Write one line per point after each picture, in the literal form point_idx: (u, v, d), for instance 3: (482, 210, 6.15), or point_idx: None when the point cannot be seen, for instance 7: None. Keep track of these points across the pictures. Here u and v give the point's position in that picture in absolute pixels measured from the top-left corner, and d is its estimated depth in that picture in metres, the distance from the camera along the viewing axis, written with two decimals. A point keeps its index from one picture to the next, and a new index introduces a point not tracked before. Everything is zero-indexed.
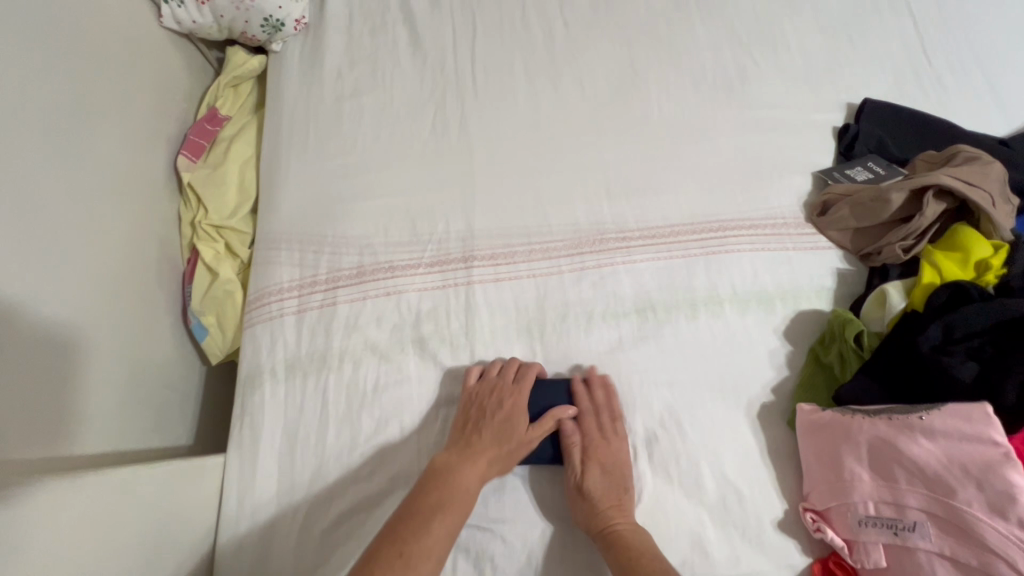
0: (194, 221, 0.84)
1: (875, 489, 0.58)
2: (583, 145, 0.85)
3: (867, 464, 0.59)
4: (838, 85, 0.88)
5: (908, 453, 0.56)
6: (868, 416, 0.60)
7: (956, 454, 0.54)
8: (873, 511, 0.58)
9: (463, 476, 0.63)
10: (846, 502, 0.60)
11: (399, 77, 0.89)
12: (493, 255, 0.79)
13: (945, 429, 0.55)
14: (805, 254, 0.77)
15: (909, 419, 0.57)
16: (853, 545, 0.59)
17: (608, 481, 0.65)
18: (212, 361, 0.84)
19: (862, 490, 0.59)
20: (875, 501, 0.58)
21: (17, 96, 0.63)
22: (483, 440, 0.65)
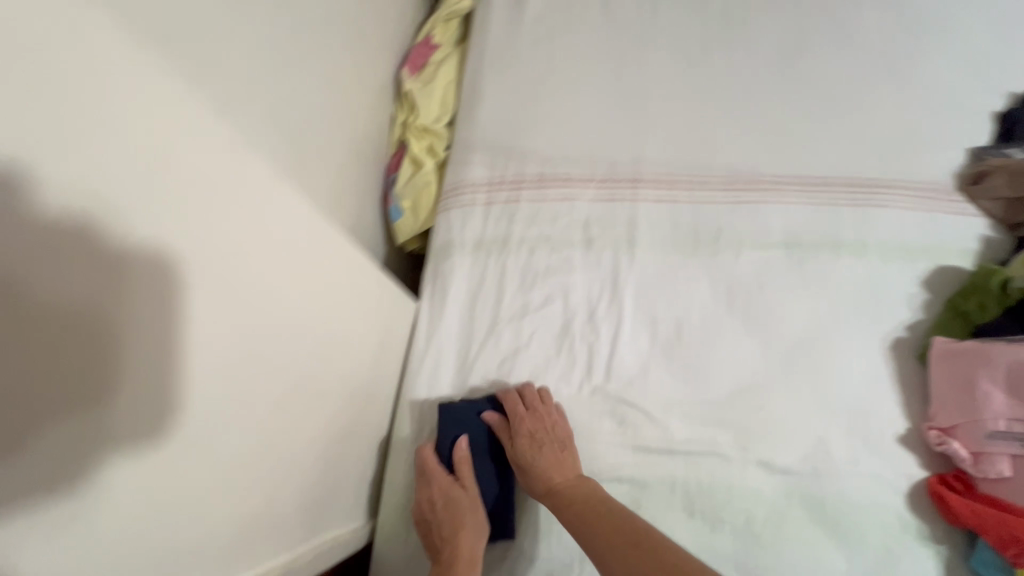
0: (406, 123, 1.02)
1: (1009, 408, 0.65)
2: (747, 100, 0.95)
3: (1003, 386, 0.66)
4: (1005, 73, 0.93)
5: None
6: (1010, 345, 0.66)
7: None
8: (1004, 427, 0.65)
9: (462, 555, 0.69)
10: (977, 419, 0.67)
11: (587, 26, 1.03)
12: (657, 180, 0.91)
13: None
14: (952, 218, 0.84)
15: None
16: (978, 457, 0.66)
17: (532, 441, 0.73)
18: (399, 241, 1.01)
19: (994, 409, 0.66)
20: (1007, 418, 0.65)
21: None
22: (452, 519, 0.72)
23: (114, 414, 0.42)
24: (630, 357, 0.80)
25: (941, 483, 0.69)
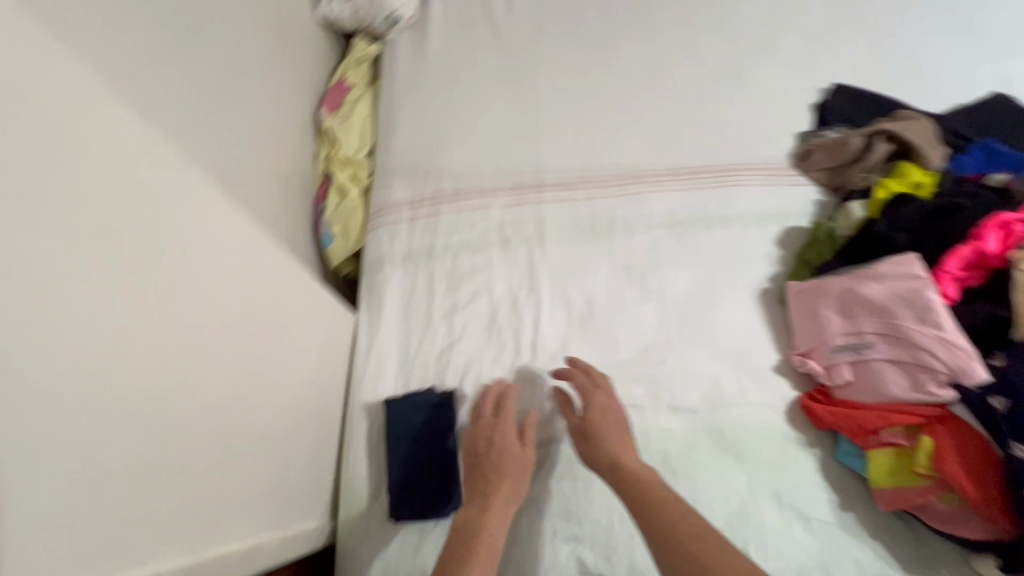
0: (329, 158, 1.11)
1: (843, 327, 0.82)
2: (623, 110, 1.12)
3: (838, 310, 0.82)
4: (815, 73, 1.17)
5: (865, 293, 0.79)
6: (837, 277, 0.84)
7: (897, 289, 0.77)
8: (842, 342, 0.81)
9: (486, 522, 0.67)
10: (824, 339, 0.83)
11: (482, 60, 1.18)
12: (556, 184, 1.05)
13: (889, 273, 0.78)
14: (791, 188, 1.03)
15: (866, 271, 0.80)
16: (830, 369, 0.82)
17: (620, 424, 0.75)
18: (333, 265, 1.08)
19: (834, 328, 0.82)
20: (844, 334, 0.81)
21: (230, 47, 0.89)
22: (487, 477, 0.73)
23: None
24: (551, 335, 0.91)
25: (809, 398, 0.84)
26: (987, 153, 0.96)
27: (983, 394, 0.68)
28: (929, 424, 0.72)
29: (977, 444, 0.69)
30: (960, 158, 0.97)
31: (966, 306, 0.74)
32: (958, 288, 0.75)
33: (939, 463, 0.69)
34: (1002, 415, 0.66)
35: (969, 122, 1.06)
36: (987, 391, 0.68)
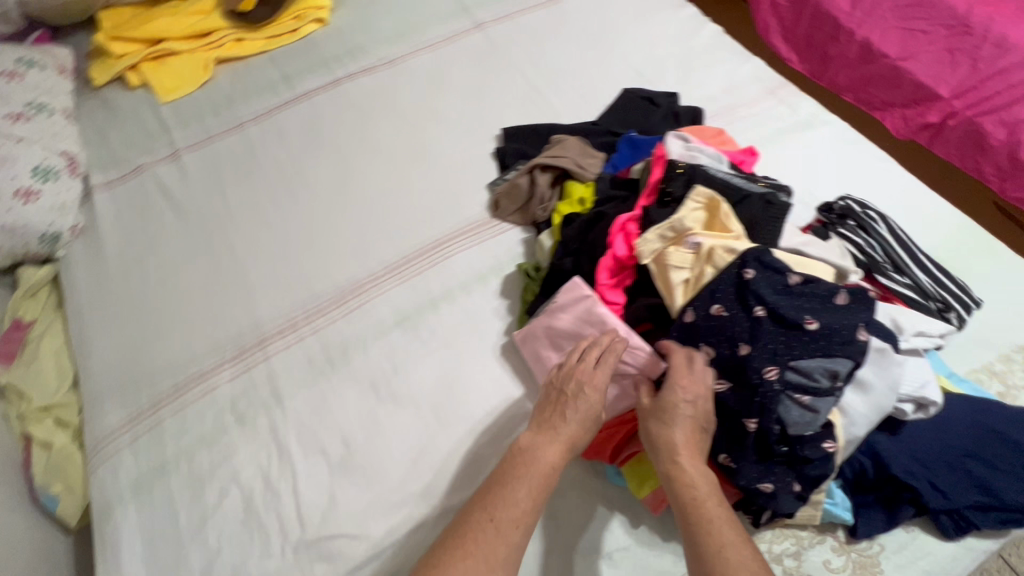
0: (21, 414, 0.97)
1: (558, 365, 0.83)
2: (324, 230, 1.12)
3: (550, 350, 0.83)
4: (487, 125, 1.26)
5: (558, 326, 0.82)
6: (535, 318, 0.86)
7: (580, 311, 0.80)
8: None
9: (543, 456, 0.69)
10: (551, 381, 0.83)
11: (169, 237, 1.12)
12: (280, 331, 1.01)
13: (570, 299, 0.82)
14: (498, 237, 1.09)
15: (552, 305, 0.84)
16: None
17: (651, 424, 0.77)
18: (72, 525, 0.94)
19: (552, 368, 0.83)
20: None
21: None
22: (565, 416, 0.71)
23: None
24: (317, 495, 0.85)
25: None
26: (630, 146, 1.09)
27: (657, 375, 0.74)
28: None
29: None
30: (613, 159, 1.08)
31: (632, 304, 0.80)
32: (620, 292, 0.82)
33: None
34: None
35: (614, 121, 1.19)
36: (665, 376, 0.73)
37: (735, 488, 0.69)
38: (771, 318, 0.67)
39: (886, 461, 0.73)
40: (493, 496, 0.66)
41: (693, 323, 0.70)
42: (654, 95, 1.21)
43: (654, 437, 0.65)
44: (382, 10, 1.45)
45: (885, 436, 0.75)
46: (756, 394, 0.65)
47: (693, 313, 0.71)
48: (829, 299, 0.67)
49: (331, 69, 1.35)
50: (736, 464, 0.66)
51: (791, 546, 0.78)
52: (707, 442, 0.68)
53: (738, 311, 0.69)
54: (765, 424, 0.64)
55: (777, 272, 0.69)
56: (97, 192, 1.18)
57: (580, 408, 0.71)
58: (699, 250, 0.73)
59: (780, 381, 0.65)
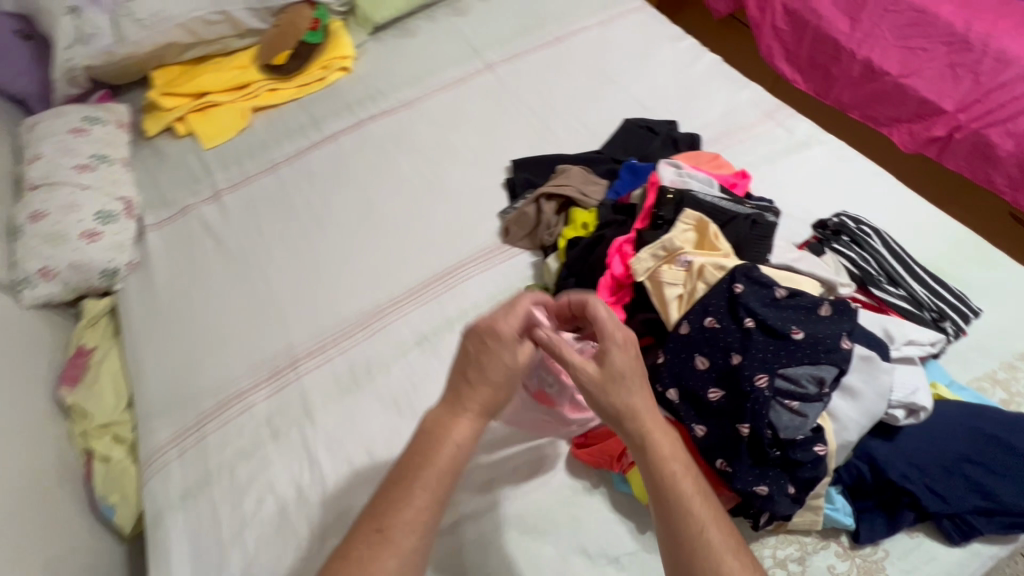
0: (83, 431, 1.08)
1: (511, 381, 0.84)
2: (350, 260, 1.22)
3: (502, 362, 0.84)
4: (498, 157, 1.36)
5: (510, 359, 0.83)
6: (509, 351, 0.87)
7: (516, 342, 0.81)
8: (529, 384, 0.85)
9: (456, 427, 0.68)
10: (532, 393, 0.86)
11: (212, 270, 1.24)
12: (310, 353, 1.10)
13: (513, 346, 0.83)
14: (508, 261, 1.16)
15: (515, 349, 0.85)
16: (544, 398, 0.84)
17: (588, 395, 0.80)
18: (127, 532, 1.04)
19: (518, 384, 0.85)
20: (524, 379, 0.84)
21: None
22: (471, 381, 0.70)
23: None
24: (345, 503, 0.93)
25: (578, 443, 0.90)
26: (631, 173, 1.16)
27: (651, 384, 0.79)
28: None
29: None
30: (615, 186, 1.16)
31: (630, 320, 0.85)
32: (619, 309, 0.86)
33: None
34: (675, 402, 0.75)
35: (615, 149, 1.27)
36: (662, 385, 0.76)
37: (732, 491, 0.71)
38: (760, 329, 0.72)
39: (882, 465, 0.76)
40: (402, 481, 0.65)
41: (688, 335, 0.76)
42: (653, 124, 1.29)
43: (621, 405, 0.66)
44: (401, 57, 1.59)
45: (880, 442, 0.78)
46: (747, 400, 0.69)
47: (687, 325, 0.76)
48: (814, 310, 0.72)
49: (355, 112, 1.48)
50: (733, 469, 0.69)
51: (795, 552, 0.80)
52: (705, 448, 0.72)
53: (729, 323, 0.74)
54: (758, 429, 0.68)
55: (765, 286, 0.74)
56: (149, 231, 1.31)
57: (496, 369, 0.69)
58: (690, 268, 0.79)
59: (771, 388, 0.69)
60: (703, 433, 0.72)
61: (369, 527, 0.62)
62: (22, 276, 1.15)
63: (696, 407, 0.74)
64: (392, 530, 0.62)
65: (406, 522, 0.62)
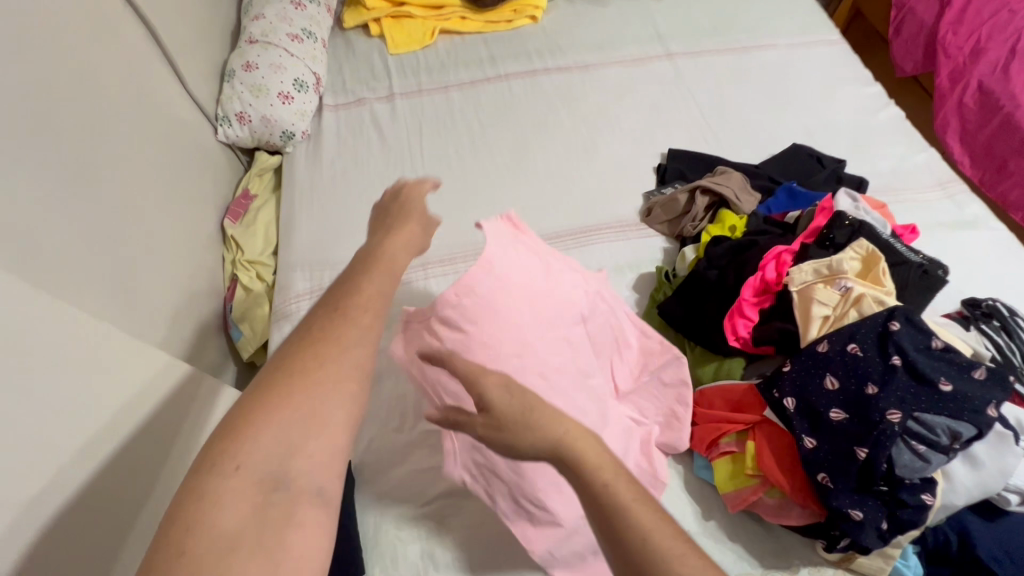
0: (234, 260, 1.23)
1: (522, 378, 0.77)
2: (495, 192, 1.30)
3: None
4: (655, 142, 1.39)
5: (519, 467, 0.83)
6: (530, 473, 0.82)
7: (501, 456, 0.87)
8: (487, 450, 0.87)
9: (387, 255, 0.67)
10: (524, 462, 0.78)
11: (373, 160, 1.36)
12: (441, 260, 1.19)
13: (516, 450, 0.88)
14: (641, 240, 1.20)
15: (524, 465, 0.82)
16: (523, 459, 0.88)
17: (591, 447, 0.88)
18: (244, 357, 1.17)
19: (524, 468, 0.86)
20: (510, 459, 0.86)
21: (137, 178, 1.00)
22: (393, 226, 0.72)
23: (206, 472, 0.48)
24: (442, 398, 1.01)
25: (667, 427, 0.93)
26: (788, 195, 1.16)
27: (767, 388, 0.84)
28: (750, 430, 0.84)
29: (786, 441, 0.80)
30: (768, 202, 1.17)
31: (764, 324, 0.89)
32: (757, 310, 0.89)
33: (760, 463, 0.81)
34: (790, 409, 0.80)
35: (777, 168, 1.27)
36: (780, 392, 0.81)
37: (820, 505, 0.75)
38: (906, 370, 0.73)
39: (975, 543, 0.74)
40: (358, 274, 0.63)
41: (826, 353, 0.79)
42: (823, 156, 1.27)
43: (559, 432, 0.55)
44: (587, 21, 1.64)
45: (980, 521, 0.77)
46: (873, 429, 0.71)
47: (827, 344, 0.79)
48: (968, 369, 0.72)
49: (533, 61, 1.54)
50: (834, 486, 0.72)
51: None
52: (811, 458, 0.75)
53: (873, 353, 0.75)
54: (875, 457, 0.70)
55: (923, 333, 0.75)
56: (326, 110, 1.45)
57: (415, 238, 0.71)
58: (848, 293, 0.80)
59: (901, 426, 0.70)
60: (813, 446, 0.76)
61: (334, 308, 0.59)
62: (222, 114, 1.31)
63: (813, 421, 0.77)
64: (338, 318, 0.58)
65: (361, 306, 0.60)
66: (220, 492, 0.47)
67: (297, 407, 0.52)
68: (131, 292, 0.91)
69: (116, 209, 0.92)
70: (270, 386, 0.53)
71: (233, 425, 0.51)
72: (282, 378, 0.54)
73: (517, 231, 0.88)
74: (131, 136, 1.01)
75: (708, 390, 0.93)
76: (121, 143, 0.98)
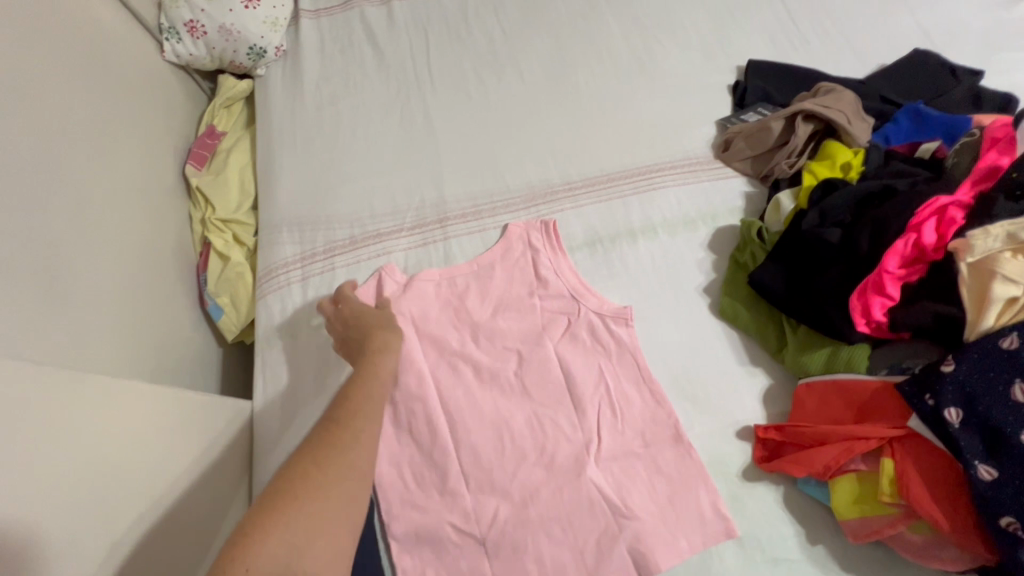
0: (204, 218, 0.98)
1: (487, 385, 0.81)
2: (526, 122, 1.02)
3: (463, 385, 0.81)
4: (728, 51, 1.08)
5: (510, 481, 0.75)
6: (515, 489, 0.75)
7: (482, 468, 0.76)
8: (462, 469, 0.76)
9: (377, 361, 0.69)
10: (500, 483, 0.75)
11: (368, 83, 1.07)
12: (463, 214, 0.94)
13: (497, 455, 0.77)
14: (717, 183, 0.94)
15: (506, 478, 0.75)
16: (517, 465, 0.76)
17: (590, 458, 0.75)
18: (229, 339, 0.96)
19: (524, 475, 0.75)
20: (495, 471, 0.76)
21: (45, 113, 0.74)
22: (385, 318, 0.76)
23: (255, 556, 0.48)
24: (410, 377, 0.80)
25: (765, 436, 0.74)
26: (913, 118, 0.89)
27: (916, 391, 0.62)
28: (886, 445, 0.65)
29: (941, 465, 0.61)
30: (885, 129, 0.90)
31: (908, 305, 0.67)
32: (901, 286, 0.67)
33: (903, 491, 0.62)
34: (954, 425, 0.59)
35: (892, 86, 0.99)
36: (937, 399, 0.60)
37: (994, 551, 0.57)
38: None
39: None
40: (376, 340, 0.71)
41: (1015, 353, 0.57)
42: (956, 66, 0.98)
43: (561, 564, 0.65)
44: None
45: None
46: None
47: (1016, 340, 0.57)
48: None
49: None
50: None
51: None
52: (991, 496, 0.56)
53: None
54: None
55: None
56: (304, 17, 1.13)
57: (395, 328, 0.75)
58: None
59: None
60: (993, 479, 0.56)
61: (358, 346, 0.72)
62: (167, 22, 1.00)
63: (992, 445, 0.57)
64: (368, 342, 0.72)
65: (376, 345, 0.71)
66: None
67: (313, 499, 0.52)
68: (51, 274, 0.69)
69: (16, 159, 0.68)
70: (270, 508, 0.51)
71: (237, 543, 0.48)
72: (281, 488, 0.53)
73: (493, 249, 0.90)
74: (29, 55, 0.74)
75: (820, 385, 0.72)
76: (12, 64, 0.71)
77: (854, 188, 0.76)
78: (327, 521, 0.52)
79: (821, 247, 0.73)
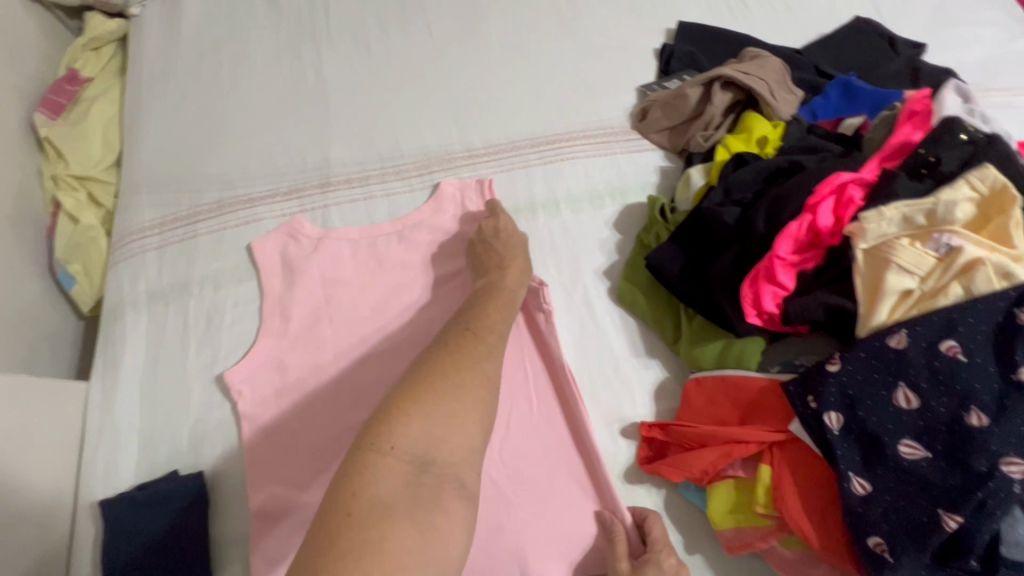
0: (55, 174, 0.87)
1: (420, 306, 0.75)
2: (430, 79, 0.92)
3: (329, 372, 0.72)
4: (657, 13, 0.99)
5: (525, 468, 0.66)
6: (526, 480, 0.66)
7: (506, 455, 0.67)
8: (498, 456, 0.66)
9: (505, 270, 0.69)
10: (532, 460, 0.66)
11: (257, 29, 0.95)
12: (347, 180, 0.84)
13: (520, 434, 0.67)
14: (630, 156, 0.86)
15: (516, 463, 0.66)
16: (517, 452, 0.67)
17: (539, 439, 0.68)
18: (84, 312, 0.86)
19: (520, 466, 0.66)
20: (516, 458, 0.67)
21: None
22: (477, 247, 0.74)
23: (393, 434, 0.47)
24: (268, 361, 0.72)
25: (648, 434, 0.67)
26: (844, 92, 0.81)
27: (800, 392, 0.54)
28: (765, 451, 0.58)
29: (818, 474, 0.55)
30: (812, 103, 0.82)
31: (800, 295, 0.59)
32: (794, 274, 0.60)
33: (777, 502, 0.55)
34: (834, 431, 0.52)
35: (827, 57, 0.90)
36: (819, 402, 0.53)
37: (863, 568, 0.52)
38: None
39: None
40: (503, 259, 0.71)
41: (901, 353, 0.50)
42: (895, 36, 0.90)
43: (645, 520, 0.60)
44: None
45: None
46: (976, 486, 0.45)
47: (904, 338, 0.50)
48: None
49: None
50: (895, 559, 0.48)
51: None
52: (862, 512, 0.49)
53: (986, 362, 0.47)
54: (972, 528, 0.45)
55: None
56: None
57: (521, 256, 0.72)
58: (953, 258, 0.50)
59: None
60: (866, 494, 0.49)
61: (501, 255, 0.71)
62: None
63: (870, 454, 0.51)
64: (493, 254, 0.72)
65: (504, 257, 0.71)
66: (371, 470, 0.45)
67: (466, 389, 0.52)
68: None
69: None
70: (417, 392, 0.51)
71: (382, 417, 0.49)
72: (422, 380, 0.52)
73: (402, 217, 0.81)
74: None
75: (708, 381, 0.64)
76: None
77: (762, 163, 0.68)
78: (459, 407, 0.51)
79: (717, 230, 0.66)
